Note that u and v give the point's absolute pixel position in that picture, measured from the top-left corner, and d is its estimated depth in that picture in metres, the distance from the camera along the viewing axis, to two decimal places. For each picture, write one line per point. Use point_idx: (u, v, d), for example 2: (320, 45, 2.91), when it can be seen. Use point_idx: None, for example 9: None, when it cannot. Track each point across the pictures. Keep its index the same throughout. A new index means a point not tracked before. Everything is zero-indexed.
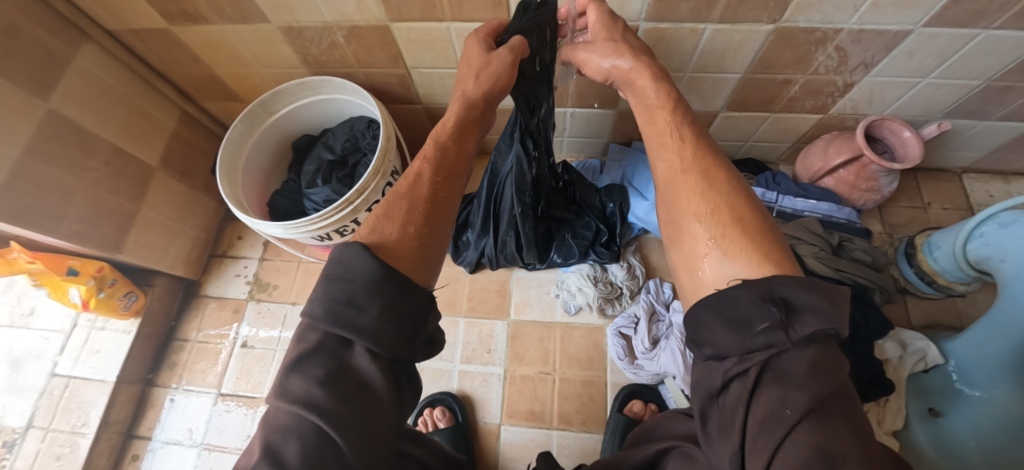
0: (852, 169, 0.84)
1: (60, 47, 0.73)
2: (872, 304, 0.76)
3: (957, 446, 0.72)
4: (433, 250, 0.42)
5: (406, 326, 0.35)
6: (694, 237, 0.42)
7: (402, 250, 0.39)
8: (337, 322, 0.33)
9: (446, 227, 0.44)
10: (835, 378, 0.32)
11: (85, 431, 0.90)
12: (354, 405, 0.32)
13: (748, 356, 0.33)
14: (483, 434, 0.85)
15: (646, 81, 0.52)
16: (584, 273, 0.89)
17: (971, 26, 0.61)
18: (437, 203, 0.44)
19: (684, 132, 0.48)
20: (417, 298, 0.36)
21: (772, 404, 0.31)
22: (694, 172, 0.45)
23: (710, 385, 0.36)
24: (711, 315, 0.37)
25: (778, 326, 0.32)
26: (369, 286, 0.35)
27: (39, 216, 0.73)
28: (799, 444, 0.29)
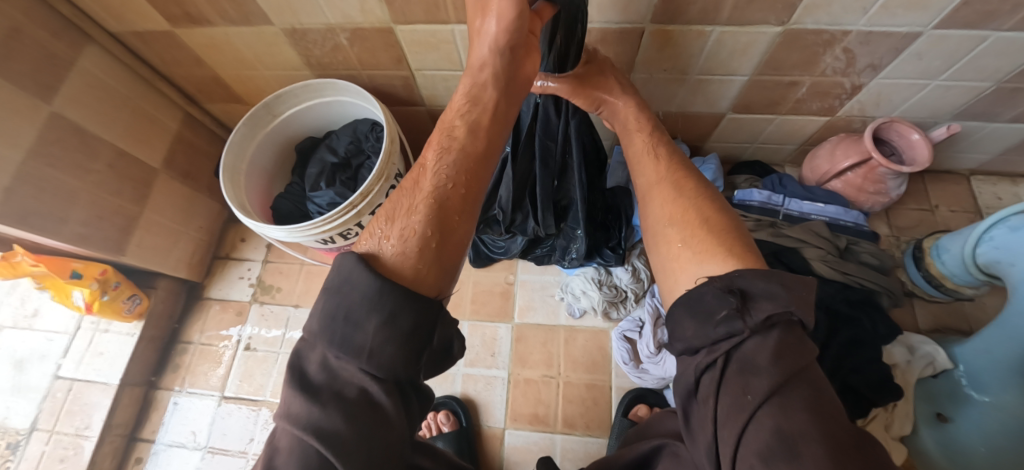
0: (860, 172, 0.83)
1: (64, 50, 0.73)
2: (880, 308, 0.75)
3: (966, 452, 0.72)
4: (440, 253, 0.39)
5: (410, 339, 0.34)
6: (667, 238, 0.46)
7: (402, 261, 0.37)
8: (338, 338, 0.33)
9: (462, 224, 0.41)
10: (800, 360, 0.33)
11: (89, 433, 0.90)
12: (358, 424, 0.31)
13: (715, 346, 0.35)
14: (487, 438, 0.84)
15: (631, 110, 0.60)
16: (588, 277, 0.89)
17: (982, 27, 0.60)
18: (444, 197, 0.41)
19: (659, 150, 0.55)
20: (422, 307, 0.35)
21: (736, 391, 0.33)
22: (668, 183, 0.51)
23: (687, 382, 0.38)
24: (684, 312, 0.39)
25: (734, 313, 0.35)
26: (367, 299, 0.33)
27: (42, 219, 0.73)
28: (761, 426, 0.30)
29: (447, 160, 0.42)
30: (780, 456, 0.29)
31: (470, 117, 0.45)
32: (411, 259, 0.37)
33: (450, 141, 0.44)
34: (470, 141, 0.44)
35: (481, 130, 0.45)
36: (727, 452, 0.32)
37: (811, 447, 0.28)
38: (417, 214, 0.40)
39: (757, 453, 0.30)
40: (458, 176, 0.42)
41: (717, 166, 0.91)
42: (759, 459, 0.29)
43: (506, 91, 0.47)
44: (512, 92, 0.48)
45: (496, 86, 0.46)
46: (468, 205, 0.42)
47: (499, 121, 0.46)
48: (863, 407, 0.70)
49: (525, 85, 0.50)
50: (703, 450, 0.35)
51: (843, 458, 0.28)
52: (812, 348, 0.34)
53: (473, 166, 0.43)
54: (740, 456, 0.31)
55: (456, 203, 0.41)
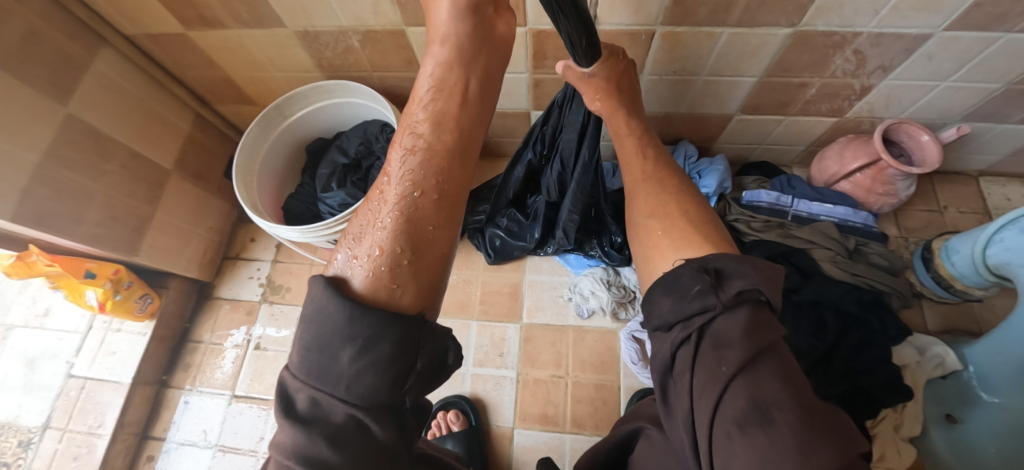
0: (868, 173, 0.83)
1: (80, 52, 0.74)
2: (889, 308, 0.76)
3: (976, 454, 0.73)
4: (418, 268, 0.34)
5: (394, 365, 0.31)
6: (649, 227, 0.47)
7: (375, 283, 0.33)
8: (319, 370, 0.31)
9: (445, 231, 0.37)
10: (771, 334, 0.32)
11: (101, 432, 0.91)
12: (348, 457, 0.29)
13: (689, 322, 0.35)
14: (496, 438, 0.85)
15: (620, 121, 0.58)
16: (597, 277, 0.90)
17: (993, 29, 0.60)
18: (416, 203, 0.36)
19: (647, 153, 0.55)
20: (403, 330, 0.32)
21: (710, 363, 0.32)
22: (652, 180, 0.52)
23: (663, 359, 0.37)
24: (660, 293, 0.39)
25: (709, 288, 0.35)
26: (341, 327, 0.31)
27: (58, 220, 0.74)
28: (736, 397, 0.30)
29: (415, 163, 0.38)
30: (753, 423, 0.28)
31: (436, 107, 0.41)
32: (385, 277, 0.33)
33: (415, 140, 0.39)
34: (437, 138, 0.39)
35: (450, 123, 0.41)
36: (703, 426, 0.31)
37: (782, 414, 0.28)
38: (385, 228, 0.35)
39: (732, 420, 0.29)
40: (427, 180, 0.37)
41: (724, 167, 0.91)
42: (735, 427, 0.29)
43: (473, 71, 0.44)
44: (484, 68, 0.44)
45: (462, 66, 0.43)
46: (448, 208, 0.37)
47: (473, 102, 0.43)
48: (872, 410, 0.70)
49: (500, 57, 0.47)
50: (681, 425, 0.34)
51: (812, 420, 0.28)
52: (780, 325, 0.34)
53: (444, 167, 0.38)
54: (716, 425, 0.31)
55: (429, 211, 0.36)
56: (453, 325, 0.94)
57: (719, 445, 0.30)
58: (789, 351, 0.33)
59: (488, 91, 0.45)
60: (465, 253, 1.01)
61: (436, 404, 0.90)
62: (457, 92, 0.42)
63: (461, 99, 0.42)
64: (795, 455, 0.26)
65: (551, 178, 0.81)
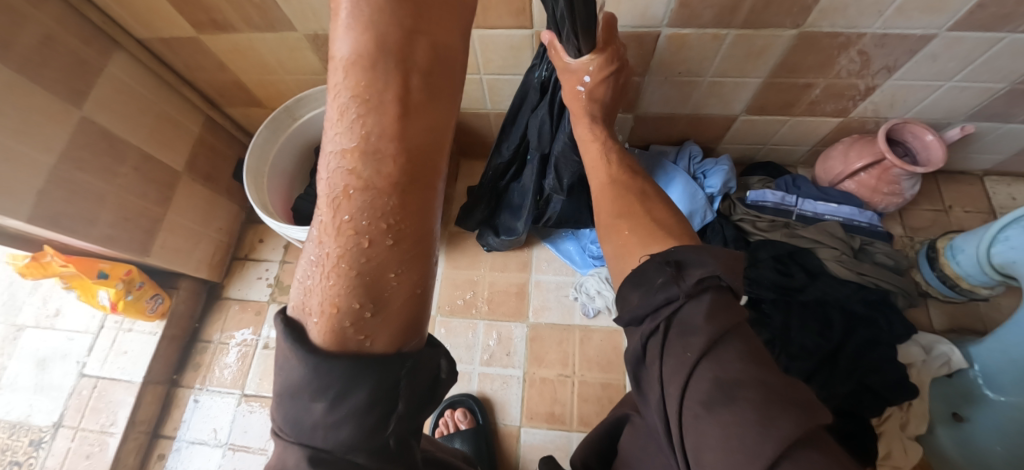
0: (873, 172, 0.84)
1: (93, 56, 0.76)
2: (894, 307, 0.76)
3: (983, 454, 0.73)
4: (387, 317, 0.27)
5: (374, 409, 0.27)
6: (617, 227, 0.48)
7: (340, 337, 0.26)
8: (294, 421, 0.27)
9: (416, 276, 0.27)
10: (733, 318, 0.33)
11: (113, 430, 0.92)
12: None
13: (657, 313, 0.35)
14: (504, 436, 0.86)
15: (585, 129, 0.61)
16: (602, 276, 0.91)
17: (998, 29, 0.61)
18: (365, 263, 0.25)
19: (611, 157, 0.58)
20: (383, 372, 0.27)
21: (677, 350, 0.33)
22: (618, 185, 0.54)
23: (635, 351, 0.37)
24: (630, 287, 0.40)
25: (671, 280, 0.36)
26: (308, 379, 0.26)
27: (72, 220, 0.75)
28: (700, 380, 0.30)
29: (351, 206, 0.24)
30: (720, 402, 0.29)
31: (360, 119, 0.22)
32: (348, 332, 0.26)
33: (343, 171, 0.23)
34: (376, 167, 0.23)
35: (389, 141, 0.23)
36: (676, 412, 0.32)
37: (745, 390, 0.28)
38: (332, 286, 0.25)
39: (700, 402, 0.30)
40: (372, 228, 0.24)
41: (729, 166, 0.91)
42: (703, 408, 0.29)
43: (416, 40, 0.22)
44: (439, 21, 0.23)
45: (396, 35, 0.22)
46: (413, 258, 0.26)
47: (422, 97, 0.24)
48: (880, 407, 0.70)
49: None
50: (656, 410, 0.35)
51: (774, 399, 0.28)
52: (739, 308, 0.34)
53: (394, 208, 0.24)
54: (686, 408, 0.31)
55: (387, 261, 0.25)
56: (461, 325, 0.95)
57: (692, 429, 0.30)
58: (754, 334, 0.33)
59: (444, 68, 0.24)
60: (472, 253, 1.02)
61: (444, 403, 0.90)
62: (393, 84, 0.22)
63: (402, 95, 0.23)
64: (755, 428, 0.27)
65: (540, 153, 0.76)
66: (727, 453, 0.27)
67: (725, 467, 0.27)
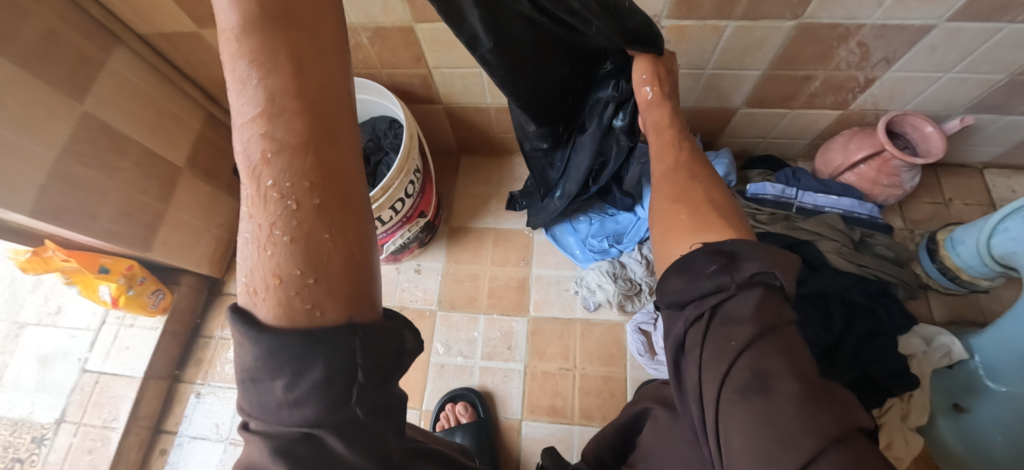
0: (873, 164, 0.84)
1: (94, 51, 0.76)
2: (895, 298, 0.76)
3: (984, 442, 0.73)
4: (332, 284, 0.23)
5: (333, 388, 0.24)
6: (673, 213, 0.44)
7: (286, 312, 0.23)
8: (260, 407, 0.25)
9: (357, 237, 0.24)
10: (779, 317, 0.32)
11: (115, 425, 0.92)
12: None
13: (703, 300, 0.35)
14: (505, 430, 0.86)
15: (658, 114, 0.54)
16: (603, 270, 0.91)
17: (996, 19, 0.61)
18: (298, 224, 0.22)
19: (683, 144, 0.51)
20: (335, 345, 0.23)
21: (719, 337, 0.32)
22: (683, 171, 0.48)
23: (675, 336, 0.37)
24: (671, 272, 0.39)
25: (723, 269, 0.35)
26: (261, 360, 0.23)
27: (75, 215, 0.75)
28: (740, 368, 0.30)
29: (271, 170, 0.22)
30: (756, 392, 0.29)
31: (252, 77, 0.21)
32: (296, 303, 0.23)
33: (255, 137, 0.22)
34: (280, 124, 0.21)
35: (291, 96, 0.21)
36: (709, 398, 0.32)
37: (785, 384, 0.29)
38: (270, 259, 0.23)
39: (737, 389, 0.30)
40: (297, 185, 0.22)
41: (729, 160, 0.92)
42: (738, 395, 0.29)
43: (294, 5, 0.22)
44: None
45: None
46: (348, 214, 0.23)
47: (312, 58, 0.22)
48: (880, 398, 0.71)
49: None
50: (692, 399, 0.34)
51: (813, 395, 0.28)
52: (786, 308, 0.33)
53: (315, 166, 0.22)
54: (721, 397, 0.31)
55: (316, 224, 0.22)
56: (462, 319, 0.95)
57: (723, 417, 0.30)
58: (798, 337, 0.33)
59: (324, 24, 0.23)
60: (473, 248, 1.02)
61: (444, 397, 0.90)
62: (282, 44, 0.21)
63: (293, 49, 0.22)
64: (794, 418, 0.27)
65: (604, 101, 0.65)
66: (756, 440, 0.27)
67: (752, 454, 0.27)
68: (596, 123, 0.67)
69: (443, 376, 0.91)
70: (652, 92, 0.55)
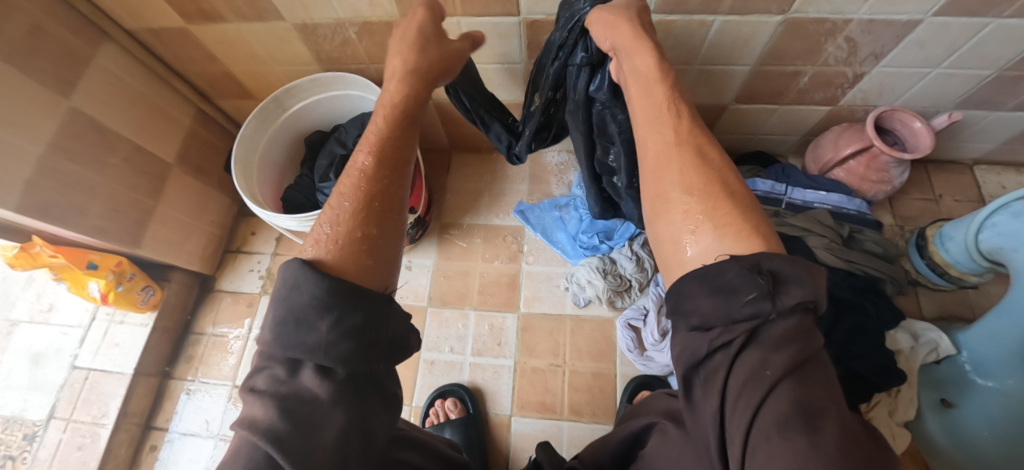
0: (862, 160, 0.84)
1: (82, 47, 0.75)
2: (883, 294, 0.76)
3: (971, 438, 0.73)
4: (382, 253, 0.37)
5: (364, 338, 0.32)
6: (685, 208, 0.36)
7: (353, 259, 0.35)
8: (291, 347, 0.31)
9: (398, 231, 0.40)
10: (814, 346, 0.28)
11: (105, 422, 0.92)
12: (302, 428, 0.29)
13: (733, 326, 0.29)
14: (494, 425, 0.86)
15: (644, 60, 0.45)
16: (593, 266, 0.90)
17: (983, 14, 0.61)
18: (382, 206, 0.39)
19: (681, 110, 0.42)
20: (374, 301, 0.33)
21: (752, 365, 0.27)
22: (689, 148, 0.39)
23: (694, 354, 0.30)
24: (694, 283, 0.31)
25: (765, 294, 0.28)
26: (316, 300, 0.32)
27: (62, 210, 0.75)
28: (778, 401, 0.25)
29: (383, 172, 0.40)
30: (800, 432, 0.24)
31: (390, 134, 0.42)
32: (363, 253, 0.36)
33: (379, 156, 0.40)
34: (379, 160, 0.40)
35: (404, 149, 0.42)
36: (737, 430, 0.27)
37: (826, 422, 0.25)
38: (355, 222, 0.37)
39: (773, 423, 0.25)
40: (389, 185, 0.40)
41: None
42: (775, 429, 0.25)
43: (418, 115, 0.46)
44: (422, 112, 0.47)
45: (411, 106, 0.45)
46: (398, 213, 0.40)
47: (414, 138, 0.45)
48: (867, 393, 0.71)
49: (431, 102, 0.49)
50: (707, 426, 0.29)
51: (852, 439, 0.24)
52: (822, 334, 0.29)
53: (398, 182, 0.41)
54: (752, 434, 0.26)
55: (382, 212, 0.38)
56: (453, 316, 0.95)
57: (754, 454, 0.25)
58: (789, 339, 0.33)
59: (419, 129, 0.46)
60: (464, 245, 1.02)
61: (433, 393, 0.90)
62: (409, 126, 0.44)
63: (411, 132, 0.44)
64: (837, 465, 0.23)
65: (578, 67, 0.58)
66: None
67: None
68: (573, 98, 0.62)
69: (433, 372, 0.92)
70: (614, 36, 0.48)
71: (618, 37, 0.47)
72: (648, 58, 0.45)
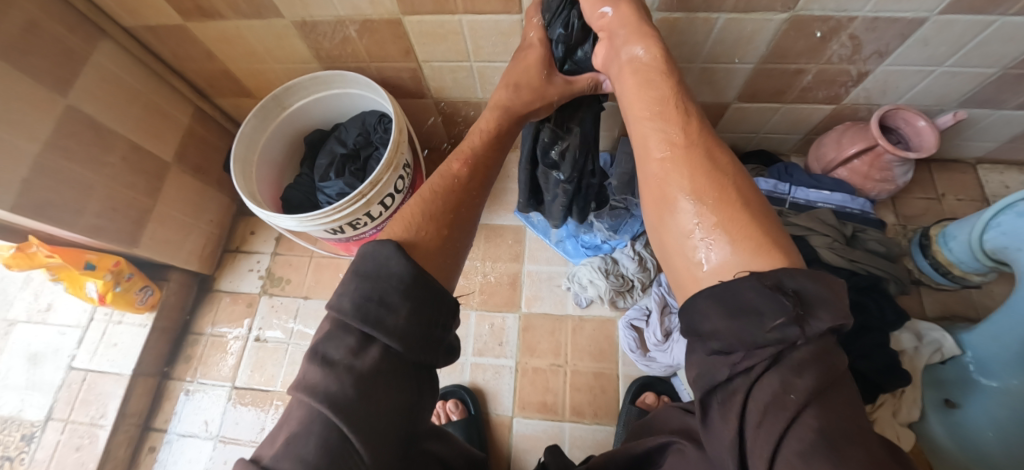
0: (866, 159, 0.84)
1: (79, 44, 0.75)
2: (886, 293, 0.76)
3: (975, 439, 0.73)
4: (454, 253, 0.42)
5: (433, 331, 0.36)
6: (699, 216, 0.35)
7: (434, 253, 0.40)
8: (369, 322, 0.34)
9: (467, 234, 0.45)
10: (838, 370, 0.27)
11: (103, 423, 0.92)
12: (374, 400, 0.32)
13: (757, 351, 0.28)
14: (495, 426, 0.85)
15: (648, 57, 0.44)
16: (595, 266, 0.90)
17: (988, 12, 0.60)
18: (464, 211, 0.45)
19: (687, 109, 0.41)
20: (444, 301, 0.37)
21: (774, 389, 0.27)
22: (697, 150, 0.39)
23: (711, 378, 0.30)
24: (713, 305, 0.31)
25: (791, 319, 0.27)
26: (402, 286, 0.35)
27: (58, 210, 0.74)
28: (803, 428, 0.25)
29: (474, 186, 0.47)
30: (826, 458, 0.23)
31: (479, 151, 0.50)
32: (442, 252, 0.41)
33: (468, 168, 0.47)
34: (469, 172, 0.47)
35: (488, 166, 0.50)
36: (759, 457, 0.26)
37: (853, 449, 0.24)
38: (442, 221, 0.42)
39: (796, 451, 0.24)
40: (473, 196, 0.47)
41: None
42: (798, 457, 0.24)
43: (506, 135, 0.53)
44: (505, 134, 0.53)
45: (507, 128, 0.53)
46: (469, 220, 0.46)
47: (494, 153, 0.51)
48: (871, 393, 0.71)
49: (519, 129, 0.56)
50: (727, 453, 0.29)
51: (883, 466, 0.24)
52: (845, 356, 0.28)
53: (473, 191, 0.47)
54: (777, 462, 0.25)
55: (458, 218, 0.44)
56: None
57: None
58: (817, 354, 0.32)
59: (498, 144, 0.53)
60: None
61: None
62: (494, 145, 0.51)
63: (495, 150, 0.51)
64: None
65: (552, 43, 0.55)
66: None
67: None
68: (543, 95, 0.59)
69: None
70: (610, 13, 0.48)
71: (616, 27, 0.47)
72: (649, 50, 0.44)
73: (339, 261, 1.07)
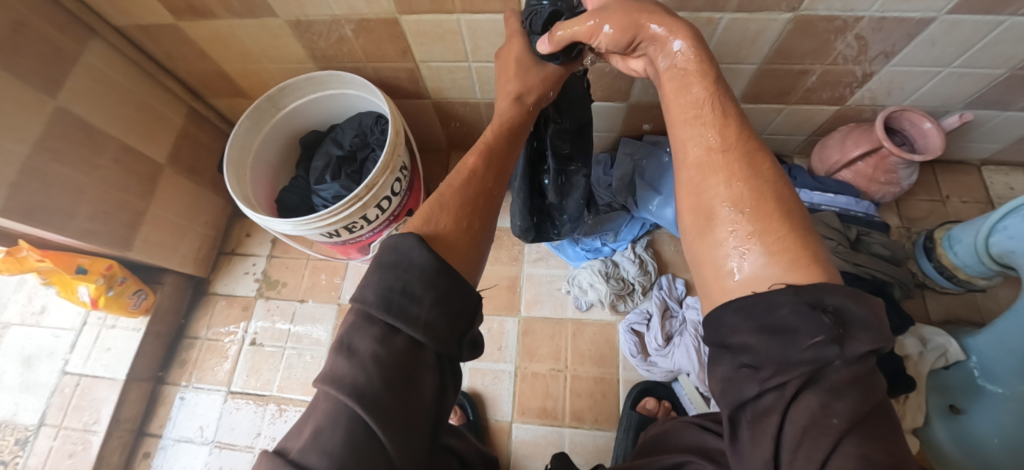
0: (870, 161, 0.83)
1: (67, 43, 0.73)
2: (890, 298, 0.75)
3: (980, 445, 0.71)
4: (480, 245, 0.42)
5: (459, 322, 0.35)
6: (735, 226, 0.34)
7: (459, 243, 0.40)
8: (393, 312, 0.33)
9: (492, 223, 0.44)
10: (876, 395, 0.27)
11: (97, 429, 0.90)
12: (399, 392, 0.31)
13: (788, 369, 0.27)
14: (494, 432, 0.84)
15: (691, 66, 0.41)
16: (595, 269, 0.89)
17: (997, 12, 0.59)
18: (488, 202, 0.44)
19: (727, 113, 0.39)
20: (469, 293, 0.36)
21: (813, 412, 0.26)
22: (735, 155, 0.37)
23: (738, 394, 0.29)
24: (744, 320, 0.30)
25: (829, 339, 0.27)
26: (426, 277, 0.34)
27: (49, 214, 0.73)
28: (844, 455, 0.25)
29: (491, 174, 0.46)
30: None
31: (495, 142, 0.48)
32: (465, 243, 0.41)
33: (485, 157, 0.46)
34: (487, 164, 0.46)
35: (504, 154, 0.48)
36: None
37: None
38: (464, 215, 0.42)
39: None
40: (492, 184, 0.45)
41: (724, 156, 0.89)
42: None
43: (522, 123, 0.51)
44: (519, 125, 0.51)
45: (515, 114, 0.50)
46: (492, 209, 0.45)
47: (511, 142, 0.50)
48: None
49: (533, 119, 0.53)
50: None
51: None
52: (883, 379, 0.28)
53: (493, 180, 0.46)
54: None
55: (481, 209, 0.43)
56: None
57: None
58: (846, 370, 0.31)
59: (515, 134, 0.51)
60: None
61: None
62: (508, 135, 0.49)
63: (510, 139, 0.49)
64: None
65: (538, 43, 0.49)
66: None
67: None
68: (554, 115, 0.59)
69: None
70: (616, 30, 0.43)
71: (647, 26, 0.42)
72: (686, 47, 0.41)
73: (336, 263, 1.06)
